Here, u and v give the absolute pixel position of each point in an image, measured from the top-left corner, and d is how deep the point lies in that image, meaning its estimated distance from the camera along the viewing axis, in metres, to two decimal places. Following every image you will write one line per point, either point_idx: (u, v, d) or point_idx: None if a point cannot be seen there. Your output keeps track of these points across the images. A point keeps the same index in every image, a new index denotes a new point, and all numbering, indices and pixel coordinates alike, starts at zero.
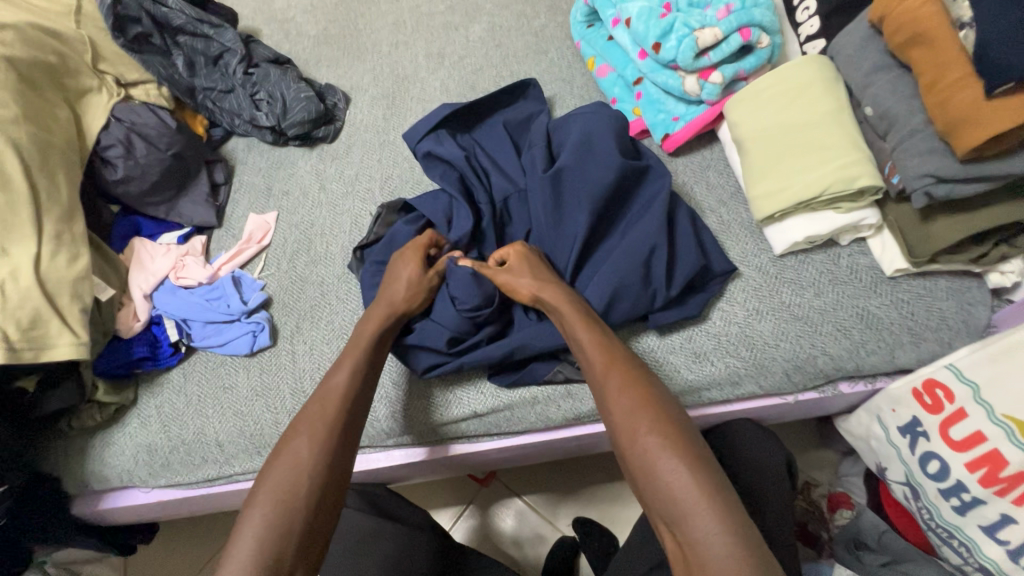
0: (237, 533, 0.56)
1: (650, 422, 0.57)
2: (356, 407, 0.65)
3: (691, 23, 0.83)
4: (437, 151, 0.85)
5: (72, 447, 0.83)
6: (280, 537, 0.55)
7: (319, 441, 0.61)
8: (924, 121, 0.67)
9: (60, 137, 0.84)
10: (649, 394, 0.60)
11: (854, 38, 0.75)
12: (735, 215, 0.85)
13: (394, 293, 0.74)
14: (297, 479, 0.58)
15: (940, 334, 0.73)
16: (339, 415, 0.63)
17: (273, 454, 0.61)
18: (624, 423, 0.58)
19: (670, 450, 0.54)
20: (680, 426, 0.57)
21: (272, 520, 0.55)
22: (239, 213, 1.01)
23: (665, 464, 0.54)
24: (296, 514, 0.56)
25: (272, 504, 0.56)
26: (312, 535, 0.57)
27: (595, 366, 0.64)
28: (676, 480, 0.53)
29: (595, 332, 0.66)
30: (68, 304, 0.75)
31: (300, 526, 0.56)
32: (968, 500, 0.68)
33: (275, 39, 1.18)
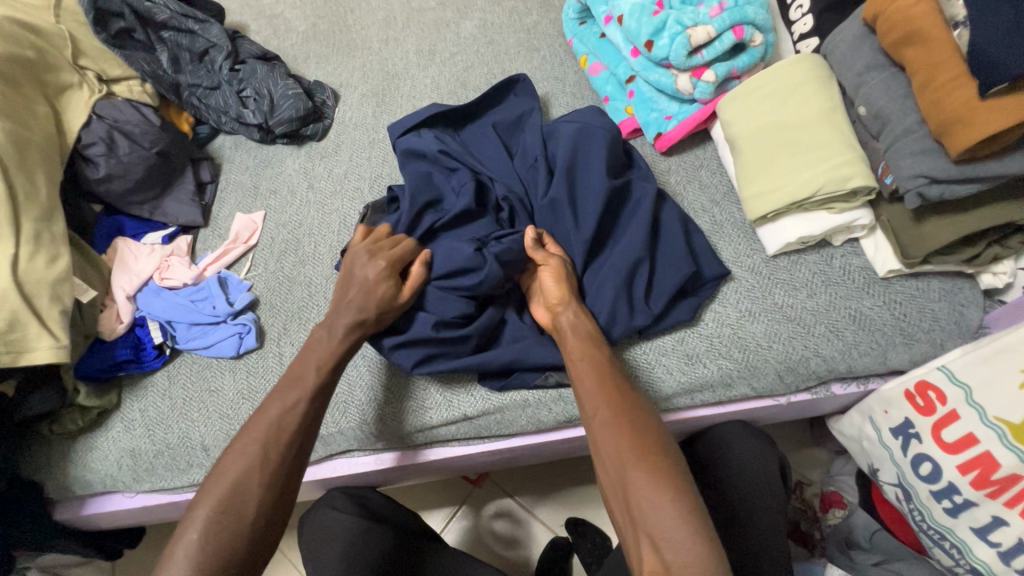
0: (176, 542, 0.55)
1: (643, 453, 0.56)
2: (311, 420, 0.64)
3: (684, 20, 0.81)
4: (413, 147, 0.85)
5: (54, 452, 0.82)
6: (221, 551, 0.54)
7: (268, 453, 0.60)
8: (917, 121, 0.67)
9: (39, 134, 0.82)
10: (643, 423, 0.59)
11: (847, 37, 0.75)
12: (727, 215, 0.84)
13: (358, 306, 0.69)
14: (242, 493, 0.57)
15: (933, 335, 0.73)
16: (289, 427, 0.62)
17: (220, 462, 0.60)
18: (616, 449, 0.57)
19: (664, 482, 0.54)
20: (673, 458, 0.57)
21: (212, 533, 0.55)
22: (225, 212, 0.99)
23: (657, 496, 0.53)
24: (240, 530, 0.56)
25: (215, 513, 0.56)
26: (257, 551, 0.57)
27: (591, 389, 0.63)
28: (665, 514, 0.52)
29: (596, 356, 0.66)
30: (47, 306, 0.73)
31: (243, 541, 0.56)
32: (959, 502, 0.68)
33: (263, 34, 1.16)
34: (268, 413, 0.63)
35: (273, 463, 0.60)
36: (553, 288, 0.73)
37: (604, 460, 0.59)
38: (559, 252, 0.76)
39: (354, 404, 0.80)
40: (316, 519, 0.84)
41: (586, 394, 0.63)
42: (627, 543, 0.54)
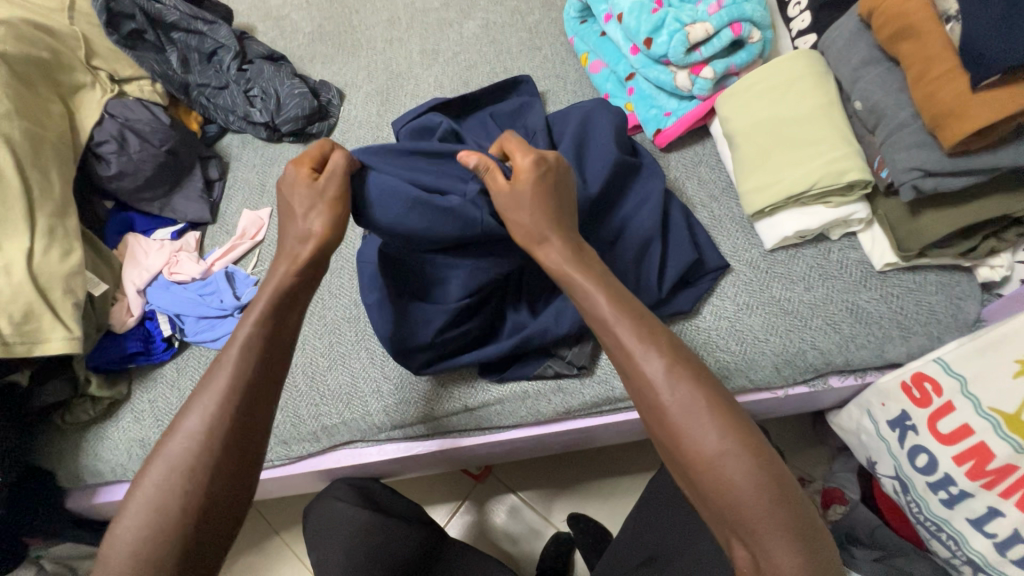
0: (110, 536, 0.48)
1: (716, 425, 0.48)
2: (259, 385, 0.54)
3: (682, 18, 0.82)
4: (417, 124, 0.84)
5: (67, 441, 0.84)
6: (154, 546, 0.47)
7: (211, 429, 0.51)
8: (912, 115, 0.67)
9: (54, 133, 0.85)
10: (700, 383, 0.51)
11: (844, 32, 0.75)
12: (727, 210, 0.85)
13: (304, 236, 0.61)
14: (176, 478, 0.49)
15: (930, 328, 0.73)
16: (235, 400, 0.52)
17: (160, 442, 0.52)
18: (684, 428, 0.49)
19: (745, 457, 0.47)
20: (742, 420, 0.49)
21: (146, 527, 0.47)
22: (233, 209, 1.01)
23: (740, 475, 0.47)
24: (181, 512, 0.48)
25: (153, 502, 0.48)
26: (212, 526, 0.49)
27: (639, 361, 0.52)
28: (753, 493, 0.46)
29: (627, 311, 0.54)
30: (61, 299, 0.75)
31: (184, 529, 0.48)
32: (955, 493, 0.68)
33: (270, 36, 1.19)
34: (223, 377, 0.53)
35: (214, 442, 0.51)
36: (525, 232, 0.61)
37: (665, 437, 0.51)
38: (531, 181, 0.61)
39: (357, 395, 0.82)
40: (320, 509, 0.86)
41: (636, 365, 0.52)
42: (711, 521, 0.50)
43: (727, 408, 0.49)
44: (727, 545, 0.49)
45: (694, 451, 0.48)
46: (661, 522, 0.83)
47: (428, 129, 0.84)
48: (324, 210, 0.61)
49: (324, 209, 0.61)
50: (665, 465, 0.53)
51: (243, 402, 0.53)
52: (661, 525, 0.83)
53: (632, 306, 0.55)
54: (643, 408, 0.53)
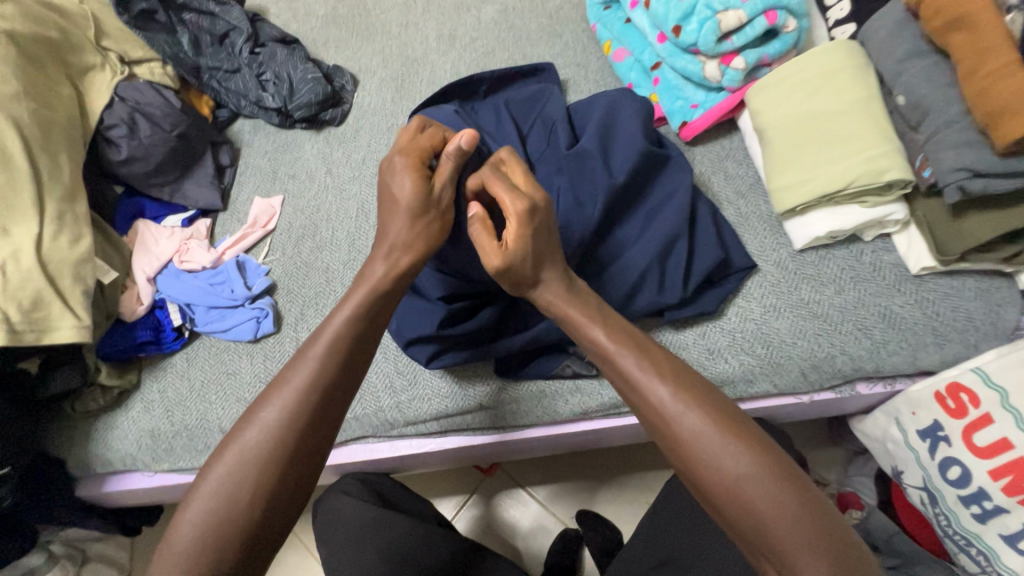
0: (171, 530, 0.50)
1: (729, 448, 0.50)
2: (328, 393, 0.56)
3: (714, 4, 0.78)
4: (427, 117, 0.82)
5: (75, 430, 0.83)
6: (214, 543, 0.49)
7: (279, 434, 0.53)
8: (960, 112, 0.64)
9: (63, 115, 0.83)
10: (709, 405, 0.52)
11: (887, 23, 0.72)
12: (754, 207, 0.82)
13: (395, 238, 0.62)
14: (241, 480, 0.51)
15: (966, 336, 0.70)
16: (303, 407, 0.54)
17: (226, 438, 0.54)
18: (700, 455, 0.50)
19: (767, 481, 0.49)
20: (756, 439, 0.51)
21: (209, 523, 0.50)
22: (244, 195, 0.99)
23: (760, 496, 0.48)
24: (249, 502, 0.51)
25: (225, 483, 0.51)
26: (272, 520, 0.52)
27: (646, 389, 0.54)
28: (774, 512, 0.48)
29: (630, 342, 0.57)
30: (70, 287, 0.73)
31: (242, 532, 0.50)
32: (989, 508, 0.66)
33: (282, 18, 1.15)
34: (302, 371, 0.55)
35: (280, 450, 0.52)
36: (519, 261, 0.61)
37: (680, 463, 0.53)
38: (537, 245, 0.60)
39: (368, 389, 0.80)
40: (331, 502, 0.85)
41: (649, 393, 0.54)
42: (743, 546, 0.51)
43: (738, 430, 0.51)
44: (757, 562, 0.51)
45: (712, 477, 0.50)
46: (677, 525, 0.81)
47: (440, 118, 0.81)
48: (431, 217, 0.63)
49: (428, 215, 0.63)
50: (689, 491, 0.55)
51: (317, 401, 0.55)
52: (676, 528, 0.81)
53: (630, 332, 0.58)
54: (654, 435, 0.55)
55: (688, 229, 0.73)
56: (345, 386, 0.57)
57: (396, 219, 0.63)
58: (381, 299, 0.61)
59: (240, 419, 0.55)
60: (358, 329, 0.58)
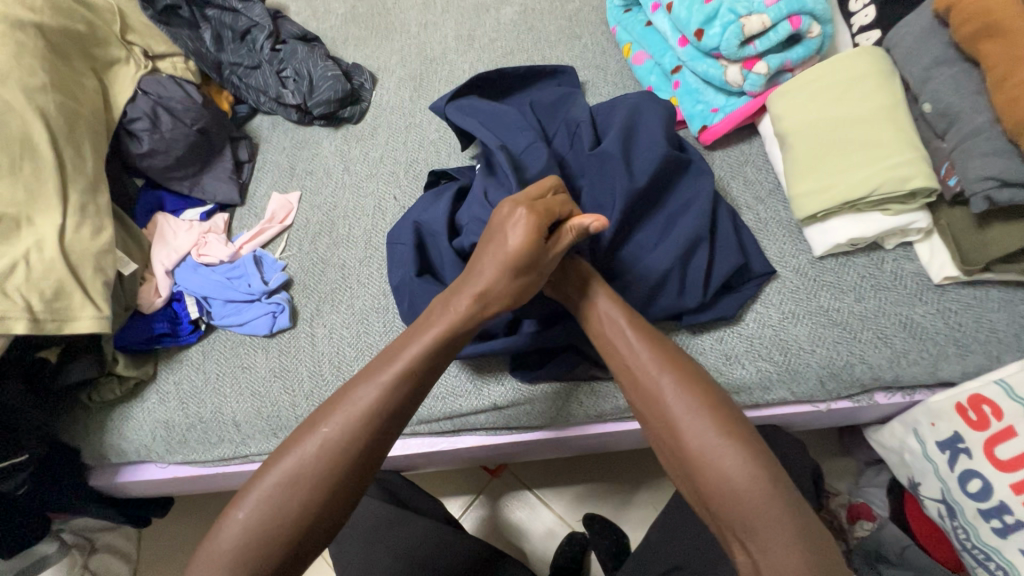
0: (222, 524, 0.52)
1: (707, 422, 0.53)
2: (388, 420, 0.56)
3: (738, 9, 0.78)
4: (471, 107, 0.84)
5: (92, 420, 0.84)
6: (258, 551, 0.51)
7: (335, 454, 0.54)
8: (989, 121, 0.64)
9: (88, 108, 0.84)
10: (692, 379, 0.56)
11: (915, 30, 0.72)
12: (773, 213, 0.81)
13: (486, 284, 0.62)
14: (292, 490, 0.53)
15: (989, 347, 0.69)
16: (360, 431, 0.55)
17: (280, 450, 0.55)
18: (673, 416, 0.54)
19: (734, 448, 0.51)
20: (732, 413, 0.54)
21: (257, 531, 0.51)
22: (261, 191, 0.99)
23: (730, 468, 0.50)
24: (297, 514, 0.52)
25: (277, 491, 0.53)
26: (315, 534, 0.53)
27: (631, 356, 0.59)
28: (743, 489, 0.50)
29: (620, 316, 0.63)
30: (91, 277, 0.74)
31: (285, 544, 0.52)
32: (1010, 523, 0.65)
33: (303, 16, 1.16)
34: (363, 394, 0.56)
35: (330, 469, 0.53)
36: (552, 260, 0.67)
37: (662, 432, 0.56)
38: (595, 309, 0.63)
39: None
40: None
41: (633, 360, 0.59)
42: (706, 515, 0.53)
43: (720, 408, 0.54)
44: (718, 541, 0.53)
45: (687, 444, 0.53)
46: (688, 530, 0.80)
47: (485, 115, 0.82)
48: (529, 277, 0.63)
49: (527, 274, 0.63)
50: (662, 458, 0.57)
51: (374, 426, 0.55)
52: (686, 533, 0.80)
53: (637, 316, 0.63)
54: (643, 404, 0.58)
55: (709, 234, 0.73)
56: (400, 412, 0.57)
57: (496, 266, 0.62)
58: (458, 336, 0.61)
59: (297, 431, 0.56)
60: (429, 361, 0.59)
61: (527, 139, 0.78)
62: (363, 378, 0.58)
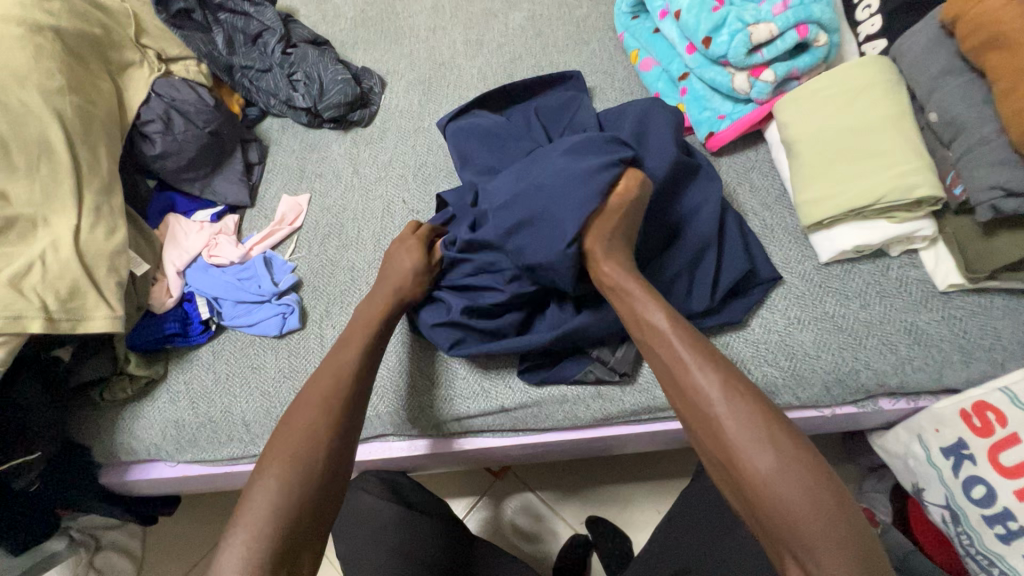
0: (246, 500, 0.54)
1: (767, 441, 0.51)
2: (365, 382, 0.66)
3: (745, 17, 0.79)
4: (472, 123, 0.85)
5: (103, 419, 0.84)
6: (296, 505, 0.54)
7: (336, 413, 0.61)
8: (995, 131, 0.65)
9: (103, 110, 0.85)
10: (756, 401, 0.54)
11: (921, 40, 0.73)
12: (779, 220, 0.82)
13: (393, 282, 0.76)
14: (308, 448, 0.57)
15: (994, 354, 0.70)
16: (347, 390, 0.63)
17: (285, 424, 0.60)
18: (734, 440, 0.52)
19: (797, 474, 0.50)
20: (796, 438, 0.52)
21: (290, 487, 0.55)
22: (271, 193, 1.00)
23: (793, 495, 0.49)
24: (313, 466, 0.57)
25: (288, 455, 0.57)
26: (331, 486, 0.58)
27: (691, 373, 0.56)
28: (807, 509, 0.48)
29: (677, 329, 0.60)
30: (105, 277, 0.75)
31: (311, 498, 0.55)
32: (1014, 529, 0.66)
33: (313, 19, 1.17)
34: (335, 364, 0.66)
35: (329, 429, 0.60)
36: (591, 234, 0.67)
37: (717, 450, 0.54)
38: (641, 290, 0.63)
39: (391, 389, 0.81)
40: (346, 499, 0.86)
41: (690, 376, 0.56)
42: (764, 537, 0.52)
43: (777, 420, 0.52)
44: (779, 562, 0.51)
45: (747, 468, 0.51)
46: (692, 534, 0.81)
47: (485, 130, 0.83)
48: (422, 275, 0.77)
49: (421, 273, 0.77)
50: (719, 479, 0.56)
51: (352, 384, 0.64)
52: (690, 537, 0.81)
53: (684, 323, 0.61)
54: (698, 424, 0.56)
55: (716, 240, 0.74)
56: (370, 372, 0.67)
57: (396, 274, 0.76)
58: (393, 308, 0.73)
59: (287, 408, 0.62)
60: (379, 333, 0.71)
61: (528, 147, 0.80)
62: (332, 355, 0.67)
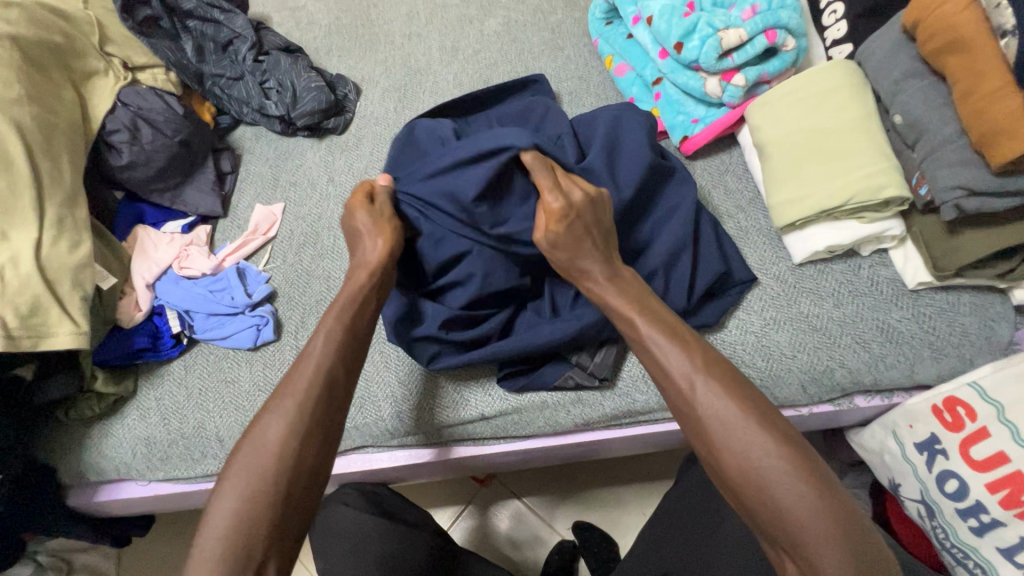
0: (209, 515, 0.54)
1: (756, 432, 0.52)
2: (336, 376, 0.61)
3: (715, 23, 0.80)
4: (428, 125, 0.84)
5: (70, 439, 0.81)
6: (247, 527, 0.52)
7: (291, 421, 0.57)
8: (957, 132, 0.66)
9: (65, 120, 0.82)
10: (743, 397, 0.54)
11: (884, 43, 0.74)
12: (753, 222, 0.83)
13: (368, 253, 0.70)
14: (265, 461, 0.55)
15: (962, 350, 0.72)
16: (312, 389, 0.59)
17: (243, 436, 0.58)
18: (721, 433, 0.53)
19: (782, 464, 0.50)
20: (781, 429, 0.52)
21: (240, 510, 0.53)
22: (244, 203, 0.99)
23: (774, 477, 0.50)
24: (268, 480, 0.54)
25: (247, 468, 0.55)
26: (294, 495, 0.55)
27: (675, 370, 0.57)
28: (791, 494, 0.49)
29: (662, 328, 0.60)
30: (69, 292, 0.73)
31: (266, 514, 0.53)
32: (986, 521, 0.67)
33: (286, 26, 1.16)
34: (304, 363, 0.61)
35: (293, 435, 0.57)
36: (562, 255, 0.67)
37: (701, 443, 0.55)
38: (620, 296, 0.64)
39: (370, 399, 0.80)
40: (325, 515, 0.84)
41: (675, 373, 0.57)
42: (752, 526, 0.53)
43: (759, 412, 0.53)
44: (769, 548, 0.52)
45: (735, 459, 0.52)
46: (675, 536, 0.81)
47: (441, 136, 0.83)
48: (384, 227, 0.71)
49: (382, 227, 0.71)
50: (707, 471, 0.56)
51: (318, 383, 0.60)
52: (675, 540, 0.80)
53: (666, 320, 0.61)
54: (686, 421, 0.57)
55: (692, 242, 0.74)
56: (347, 364, 0.63)
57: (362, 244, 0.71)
58: (382, 278, 0.69)
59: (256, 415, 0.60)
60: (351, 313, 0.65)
61: None
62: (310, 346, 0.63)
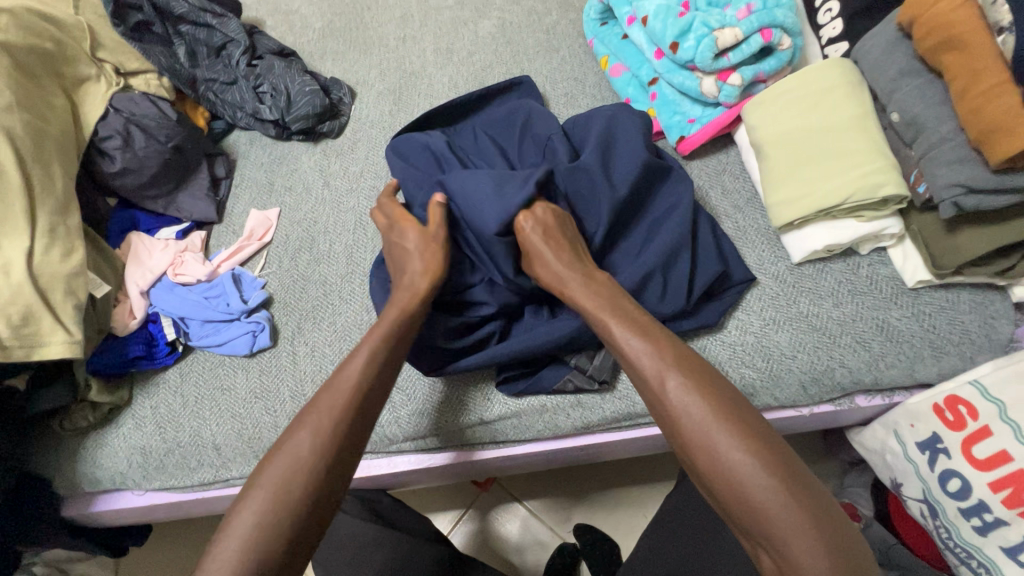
0: (229, 524, 0.53)
1: (731, 433, 0.52)
2: (371, 399, 0.61)
3: (710, 22, 0.80)
4: (415, 139, 0.85)
5: (64, 450, 0.81)
6: (265, 544, 0.52)
7: (325, 440, 0.57)
8: (954, 129, 0.66)
9: (56, 126, 0.82)
10: (715, 396, 0.54)
11: (880, 42, 0.74)
12: (751, 221, 0.82)
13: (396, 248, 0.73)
14: (294, 478, 0.54)
15: (962, 348, 0.71)
16: (349, 410, 0.58)
17: (273, 448, 0.57)
18: (697, 433, 0.53)
19: (758, 464, 0.50)
20: (753, 426, 0.52)
21: (264, 526, 0.52)
22: (239, 209, 0.98)
23: (751, 478, 0.50)
24: (295, 501, 0.54)
25: (275, 484, 0.54)
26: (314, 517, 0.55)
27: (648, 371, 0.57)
28: (766, 494, 0.49)
29: (633, 326, 0.60)
30: (61, 300, 0.72)
31: (286, 532, 0.53)
32: (990, 520, 0.67)
33: (279, 30, 1.15)
34: (343, 381, 0.60)
35: (324, 455, 0.56)
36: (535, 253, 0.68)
37: (679, 444, 0.55)
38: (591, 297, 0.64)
39: None
40: None
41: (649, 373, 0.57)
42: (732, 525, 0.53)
43: (734, 412, 0.53)
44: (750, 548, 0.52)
45: (713, 461, 0.52)
46: (677, 539, 0.80)
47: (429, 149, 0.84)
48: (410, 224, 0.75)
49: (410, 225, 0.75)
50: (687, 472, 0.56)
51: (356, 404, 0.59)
52: (677, 543, 0.80)
53: (639, 319, 0.61)
54: (664, 423, 0.56)
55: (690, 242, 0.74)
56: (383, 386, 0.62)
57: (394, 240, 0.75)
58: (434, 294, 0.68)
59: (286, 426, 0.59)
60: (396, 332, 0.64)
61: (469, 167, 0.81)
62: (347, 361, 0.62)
